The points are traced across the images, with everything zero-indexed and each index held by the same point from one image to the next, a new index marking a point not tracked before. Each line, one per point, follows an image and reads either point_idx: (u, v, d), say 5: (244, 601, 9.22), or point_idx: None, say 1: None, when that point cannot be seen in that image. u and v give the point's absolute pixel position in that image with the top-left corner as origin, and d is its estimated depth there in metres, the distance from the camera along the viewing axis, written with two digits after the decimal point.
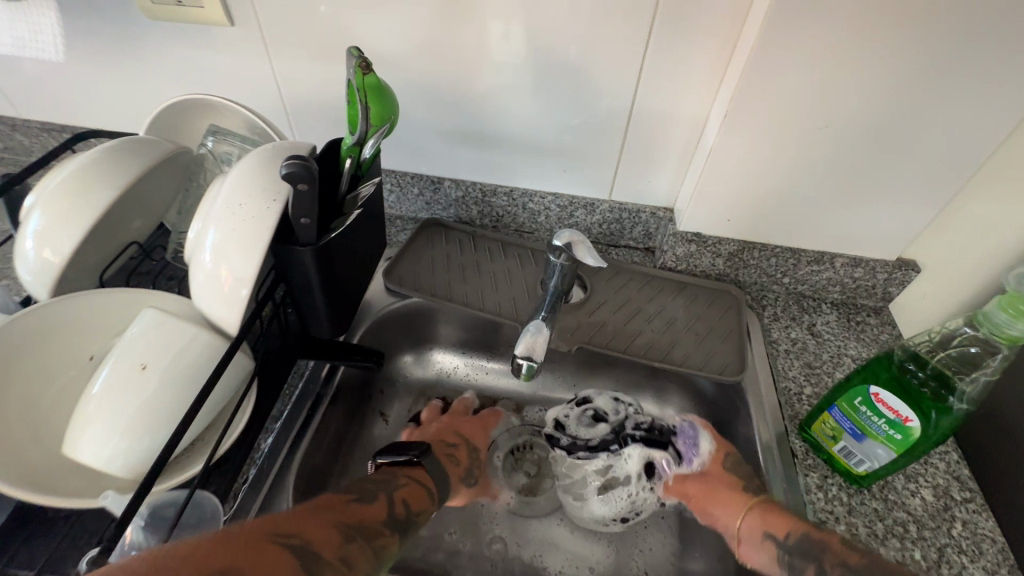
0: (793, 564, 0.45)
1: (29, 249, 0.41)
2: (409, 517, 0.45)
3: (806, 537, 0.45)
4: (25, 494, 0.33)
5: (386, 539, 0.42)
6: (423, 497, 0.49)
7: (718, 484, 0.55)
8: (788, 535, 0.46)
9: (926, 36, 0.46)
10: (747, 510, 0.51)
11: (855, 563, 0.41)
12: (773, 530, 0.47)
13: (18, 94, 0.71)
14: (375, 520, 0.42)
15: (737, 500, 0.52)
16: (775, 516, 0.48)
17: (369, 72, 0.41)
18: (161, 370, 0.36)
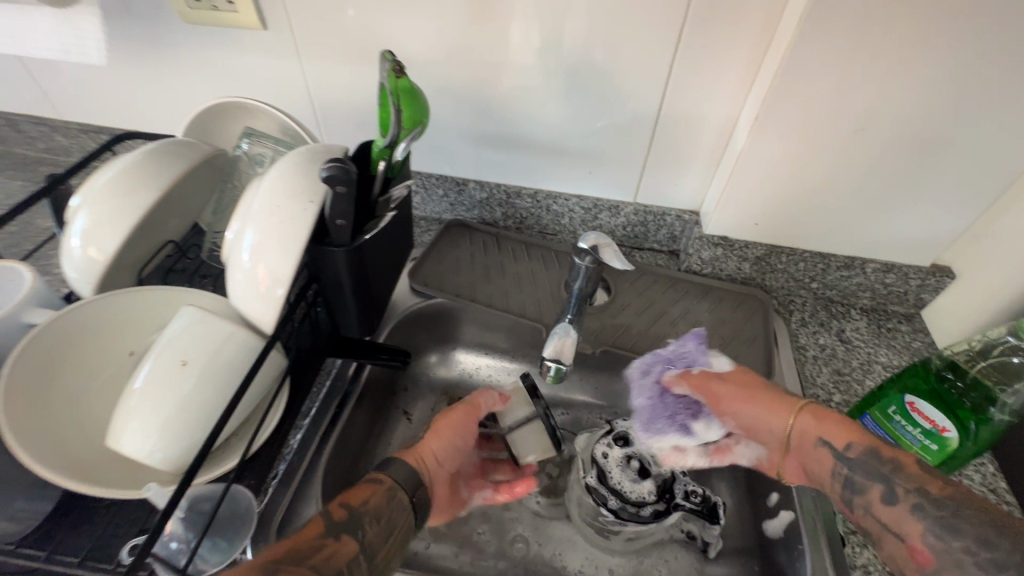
0: (852, 481, 0.37)
1: (74, 247, 0.42)
2: (355, 513, 0.37)
3: (870, 453, 0.37)
4: (73, 485, 0.34)
5: (332, 546, 0.35)
6: (374, 487, 0.40)
7: (743, 386, 0.46)
8: (850, 447, 0.38)
9: (969, 38, 0.45)
10: (798, 419, 0.41)
11: (934, 495, 0.32)
12: (830, 439, 0.39)
13: (59, 96, 0.73)
14: (311, 538, 0.35)
15: (779, 402, 0.43)
16: (834, 420, 0.40)
17: (403, 75, 0.42)
18: (201, 366, 0.37)
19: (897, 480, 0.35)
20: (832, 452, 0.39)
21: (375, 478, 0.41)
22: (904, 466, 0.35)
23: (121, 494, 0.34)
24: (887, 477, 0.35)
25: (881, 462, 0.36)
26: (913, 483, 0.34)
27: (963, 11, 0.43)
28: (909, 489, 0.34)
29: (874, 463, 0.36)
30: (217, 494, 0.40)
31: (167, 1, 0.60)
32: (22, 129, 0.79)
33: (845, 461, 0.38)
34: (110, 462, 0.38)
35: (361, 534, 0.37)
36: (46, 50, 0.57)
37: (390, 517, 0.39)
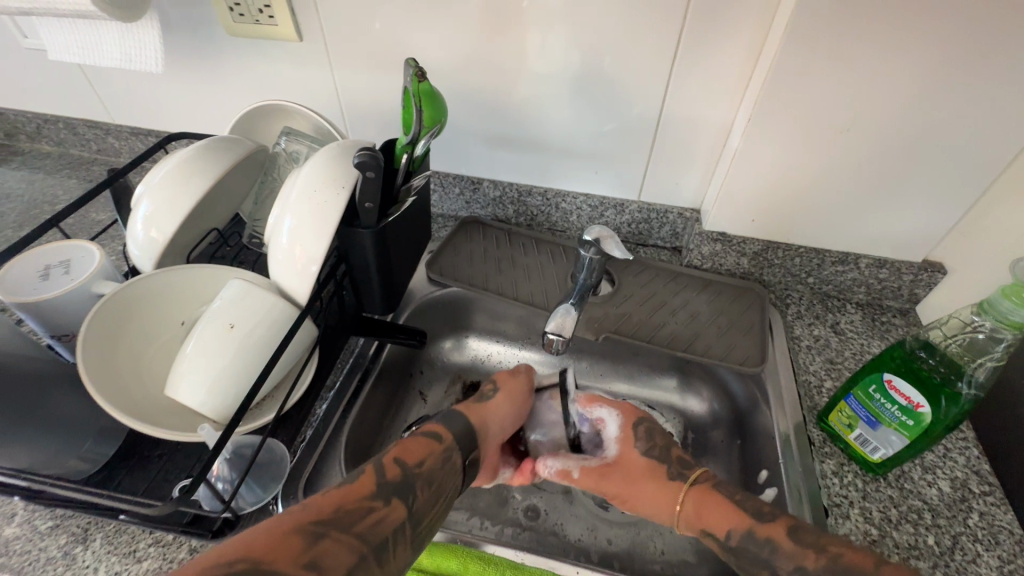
0: (743, 566, 0.41)
1: (139, 229, 0.49)
2: (408, 475, 0.39)
3: (748, 537, 0.41)
4: (138, 426, 0.39)
5: (380, 511, 0.36)
6: (431, 446, 0.42)
7: (634, 467, 0.50)
8: (731, 536, 0.42)
9: (947, 44, 0.48)
10: (678, 514, 0.46)
11: (811, 568, 0.37)
12: (712, 528, 0.43)
13: (113, 102, 0.81)
14: (360, 499, 0.36)
15: (661, 493, 0.48)
16: (710, 505, 0.44)
17: (424, 79, 0.47)
18: (246, 329, 0.43)
19: (778, 559, 0.39)
20: (716, 541, 0.43)
21: (439, 438, 0.43)
22: (778, 543, 0.40)
23: (184, 438, 0.41)
24: (769, 559, 0.40)
25: (759, 544, 0.40)
26: (791, 559, 0.39)
27: (941, 18, 0.46)
28: (791, 572, 0.38)
29: (756, 548, 0.40)
30: (254, 443, 0.48)
31: (214, 16, 0.66)
32: (80, 133, 0.87)
33: (729, 549, 0.42)
34: (165, 412, 0.43)
35: (412, 498, 0.38)
36: (110, 60, 0.65)
37: (440, 482, 0.40)
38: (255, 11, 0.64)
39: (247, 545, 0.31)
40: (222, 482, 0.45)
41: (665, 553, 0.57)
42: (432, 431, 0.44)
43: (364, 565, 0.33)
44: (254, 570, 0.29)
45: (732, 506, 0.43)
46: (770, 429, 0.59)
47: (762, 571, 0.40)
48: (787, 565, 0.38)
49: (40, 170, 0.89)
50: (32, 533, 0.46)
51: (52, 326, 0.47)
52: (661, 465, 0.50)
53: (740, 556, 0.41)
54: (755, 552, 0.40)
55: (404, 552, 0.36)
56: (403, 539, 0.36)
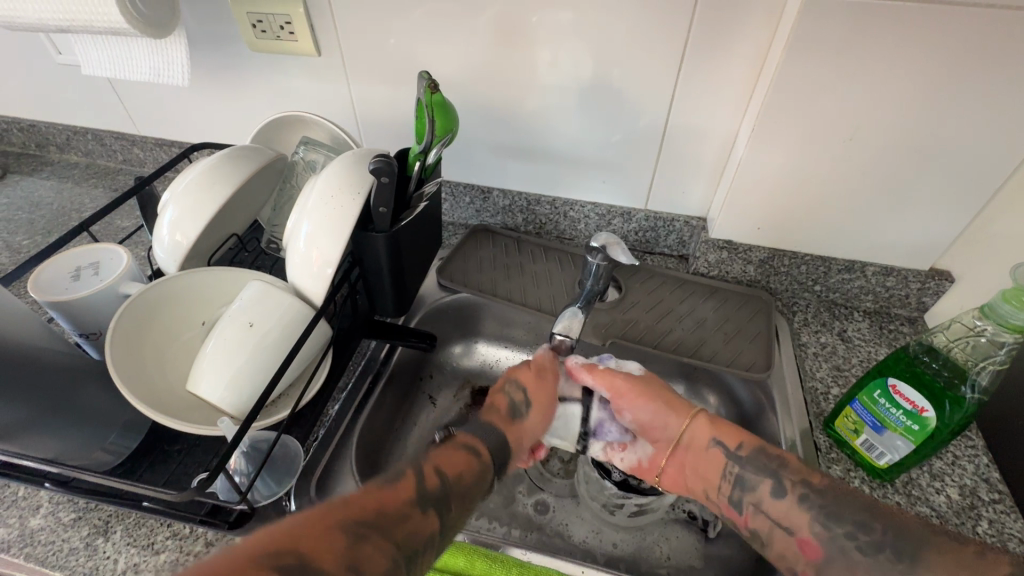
0: (743, 478, 0.43)
1: (165, 234, 0.51)
2: (446, 487, 0.39)
3: (761, 449, 0.43)
4: (161, 419, 0.41)
5: (415, 519, 0.36)
6: (471, 461, 0.42)
7: (649, 383, 0.52)
8: (742, 447, 0.44)
9: (947, 54, 0.49)
10: (685, 422, 0.48)
11: (815, 482, 0.40)
12: (722, 439, 0.45)
13: (139, 114, 0.85)
14: (399, 502, 0.36)
15: (673, 408, 0.49)
16: (725, 427, 0.46)
17: (436, 90, 0.49)
18: (264, 327, 0.44)
19: (783, 473, 0.41)
20: (725, 452, 0.45)
21: (476, 451, 0.43)
22: (787, 462, 0.42)
23: (204, 432, 0.43)
24: (776, 472, 0.42)
25: (769, 459, 0.42)
26: (797, 473, 0.41)
27: (942, 28, 0.47)
28: (795, 481, 0.40)
29: (765, 459, 0.43)
30: (271, 437, 0.50)
31: (238, 33, 0.70)
32: (107, 144, 0.91)
33: (738, 458, 0.44)
34: (185, 407, 0.45)
35: (446, 512, 0.38)
36: (139, 74, 0.68)
37: (472, 497, 0.40)
38: (277, 28, 0.66)
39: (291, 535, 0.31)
40: (239, 475, 0.47)
41: (672, 558, 0.57)
42: (472, 444, 0.43)
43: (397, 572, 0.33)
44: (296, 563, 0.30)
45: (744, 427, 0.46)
46: (776, 435, 0.59)
47: (764, 481, 0.42)
48: (792, 477, 0.41)
49: (69, 179, 0.93)
50: (56, 524, 0.48)
51: (80, 325, 0.49)
52: (665, 385, 0.52)
53: (749, 464, 0.43)
54: (764, 463, 0.42)
55: (430, 561, 0.36)
56: (431, 550, 0.36)
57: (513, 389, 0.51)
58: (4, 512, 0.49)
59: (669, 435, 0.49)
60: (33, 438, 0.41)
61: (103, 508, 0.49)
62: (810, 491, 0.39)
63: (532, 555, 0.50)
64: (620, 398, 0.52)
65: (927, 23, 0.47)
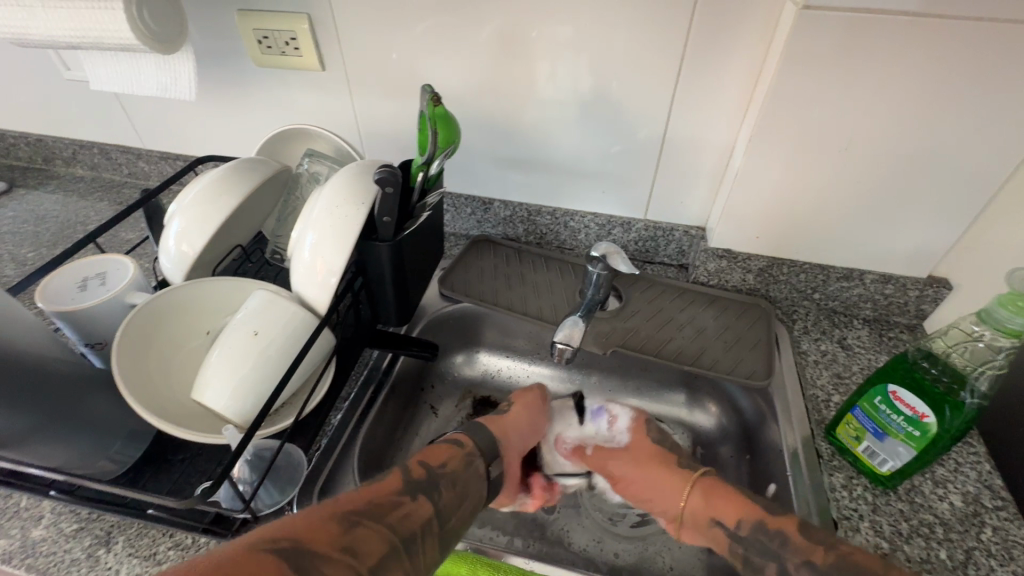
0: (750, 558, 0.45)
1: (171, 245, 0.52)
2: (433, 475, 0.42)
3: (760, 527, 0.45)
4: (169, 428, 0.42)
5: (408, 504, 0.38)
6: (455, 451, 0.46)
7: (647, 455, 0.58)
8: (741, 525, 0.46)
9: (937, 66, 0.50)
10: (683, 497, 0.51)
11: (819, 563, 0.40)
12: (721, 518, 0.48)
13: (145, 128, 0.86)
14: (389, 493, 0.39)
15: (666, 482, 0.54)
16: (718, 497, 0.49)
17: (438, 103, 0.50)
18: (268, 337, 0.45)
19: (786, 553, 0.42)
20: (726, 534, 0.47)
21: (461, 445, 0.47)
22: (789, 537, 0.43)
23: (209, 440, 0.43)
24: (778, 552, 0.43)
25: (769, 538, 0.44)
26: (801, 553, 0.42)
27: (932, 39, 0.48)
28: (800, 564, 0.41)
29: (767, 539, 0.44)
30: (274, 446, 0.50)
31: (244, 48, 0.71)
32: (112, 157, 0.92)
33: (738, 539, 0.46)
34: (189, 416, 0.46)
35: (437, 497, 0.40)
36: (148, 89, 0.69)
37: (463, 484, 0.43)
38: (282, 43, 0.68)
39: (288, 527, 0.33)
40: (242, 483, 0.47)
41: (674, 568, 0.56)
42: (457, 440, 0.48)
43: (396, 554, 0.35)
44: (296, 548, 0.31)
45: (743, 499, 0.47)
46: (779, 443, 0.59)
47: (769, 564, 0.43)
48: (796, 560, 0.41)
49: (74, 192, 0.94)
50: (58, 535, 0.48)
51: (87, 335, 0.49)
52: (663, 454, 0.57)
53: (749, 545, 0.45)
54: (766, 543, 0.44)
55: (432, 548, 0.38)
56: (431, 533, 0.38)
57: (503, 406, 0.59)
58: (6, 522, 0.49)
59: (668, 510, 0.53)
60: (39, 447, 0.42)
61: (106, 518, 0.49)
62: (816, 573, 0.40)
63: (535, 564, 0.50)
64: (619, 476, 0.58)
65: (918, 36, 0.48)
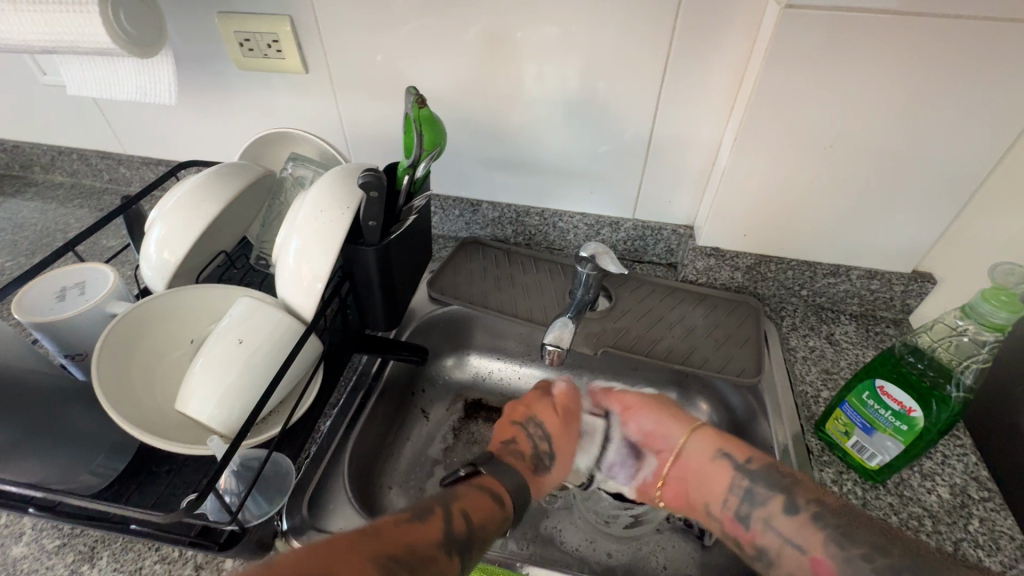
0: (755, 492, 0.45)
1: (152, 252, 0.51)
2: (471, 532, 0.40)
3: (774, 465, 0.46)
4: (152, 439, 0.41)
5: (441, 562, 0.37)
6: (493, 506, 0.44)
7: (662, 401, 0.59)
8: (751, 460, 0.48)
9: (917, 65, 0.50)
10: (690, 434, 0.53)
11: (830, 500, 0.42)
12: (731, 451, 0.49)
13: (125, 133, 0.85)
14: (427, 543, 0.38)
15: (678, 421, 0.55)
16: (727, 439, 0.51)
17: (423, 105, 0.50)
18: (254, 344, 0.44)
19: (796, 491, 0.44)
20: (734, 467, 0.48)
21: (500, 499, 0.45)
22: (796, 485, 0.45)
23: (194, 451, 0.42)
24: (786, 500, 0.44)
25: (782, 475, 0.45)
26: (810, 492, 0.44)
27: (912, 36, 0.49)
28: (809, 499, 0.43)
29: (777, 476, 0.45)
30: (262, 455, 0.49)
31: (225, 51, 0.70)
32: (91, 163, 0.90)
33: (747, 471, 0.47)
34: (173, 427, 0.45)
35: (468, 556, 0.39)
36: (126, 93, 0.67)
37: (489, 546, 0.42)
38: (264, 46, 0.67)
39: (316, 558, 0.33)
40: (229, 494, 0.46)
41: (667, 567, 0.56)
42: (496, 492, 0.45)
43: None
44: None
45: (757, 443, 0.49)
46: (769, 440, 0.59)
47: (776, 496, 0.44)
48: (806, 496, 0.43)
49: (52, 200, 0.92)
50: (40, 552, 0.47)
51: (65, 345, 0.48)
52: (679, 402, 0.59)
53: (756, 475, 0.46)
54: (777, 479, 0.45)
55: None
56: None
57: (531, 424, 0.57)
58: None
59: (669, 456, 0.53)
60: (18, 463, 0.40)
61: (89, 534, 0.48)
62: (824, 509, 0.42)
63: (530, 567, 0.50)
64: (631, 407, 0.59)
65: (898, 33, 0.49)
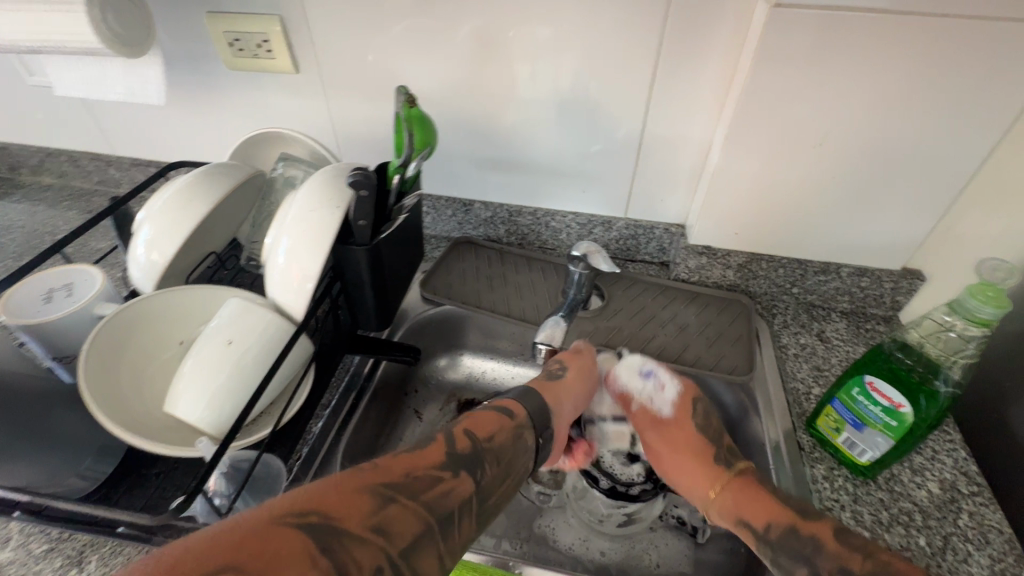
0: (779, 564, 0.42)
1: (141, 254, 0.51)
2: (477, 448, 0.39)
3: (790, 533, 0.42)
4: (141, 442, 0.41)
5: (449, 482, 0.35)
6: (504, 422, 0.42)
7: (682, 436, 0.54)
8: (771, 529, 0.43)
9: (902, 64, 0.51)
10: (712, 490, 0.50)
11: (856, 569, 0.38)
12: (750, 518, 0.45)
13: (114, 134, 0.84)
14: (429, 467, 0.36)
15: (701, 475, 0.51)
16: (748, 497, 0.47)
17: (413, 105, 0.50)
18: (243, 345, 0.44)
19: (820, 558, 0.40)
20: (754, 536, 0.44)
21: (512, 413, 0.44)
22: (822, 543, 0.40)
23: (183, 454, 0.42)
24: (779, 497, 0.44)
25: (802, 543, 0.41)
26: (834, 559, 0.39)
27: (898, 34, 0.49)
28: (834, 570, 0.38)
29: (799, 543, 0.41)
30: (253, 456, 0.49)
31: (214, 51, 0.69)
32: (81, 165, 0.89)
33: (766, 542, 0.43)
34: (161, 429, 0.44)
35: (480, 473, 0.37)
36: (114, 94, 0.67)
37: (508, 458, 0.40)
38: (254, 46, 0.67)
39: (316, 499, 0.30)
40: (218, 497, 0.45)
41: (660, 565, 0.56)
42: (506, 407, 0.44)
43: (431, 534, 0.32)
44: (323, 523, 0.29)
45: (771, 502, 0.45)
46: (762, 438, 0.60)
47: (800, 570, 0.40)
48: (830, 564, 0.39)
49: (41, 202, 0.91)
50: (28, 556, 0.46)
51: (54, 348, 0.47)
52: (705, 435, 0.54)
53: (777, 549, 0.42)
54: (797, 547, 0.41)
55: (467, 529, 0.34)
56: (468, 514, 0.35)
57: (553, 364, 0.56)
58: None
59: (698, 506, 0.51)
60: None
61: (78, 538, 0.47)
62: None
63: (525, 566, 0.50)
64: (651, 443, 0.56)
65: (886, 32, 0.49)
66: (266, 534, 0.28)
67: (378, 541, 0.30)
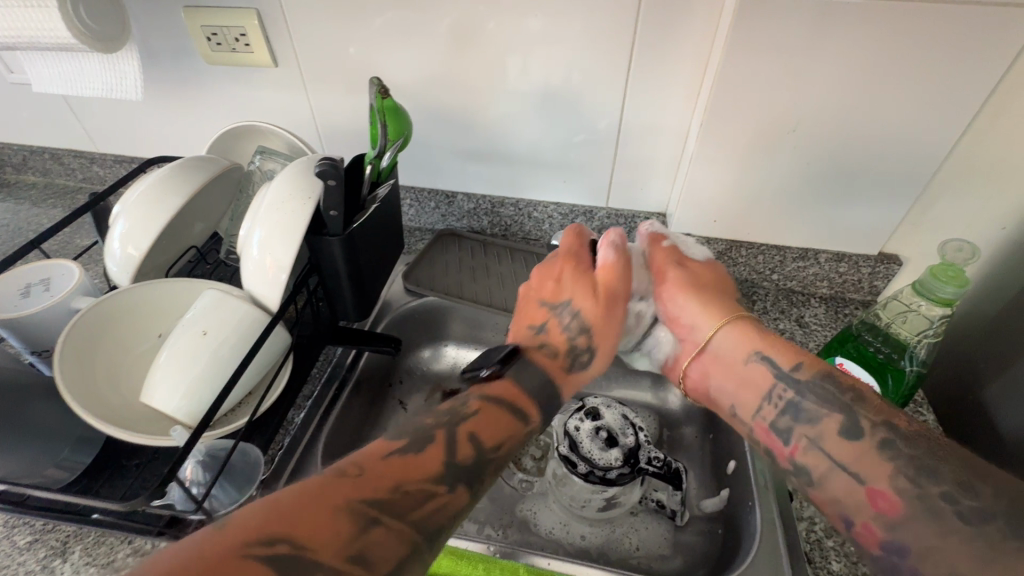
0: (801, 408, 0.42)
1: (117, 248, 0.51)
2: (481, 456, 0.39)
3: (828, 379, 0.42)
4: (116, 432, 0.41)
5: (443, 495, 0.36)
6: (514, 427, 0.43)
7: (708, 277, 0.55)
8: (798, 371, 0.43)
9: (871, 49, 0.51)
10: (723, 328, 0.49)
11: (902, 427, 0.38)
12: (777, 362, 0.45)
13: (96, 132, 0.84)
14: (423, 479, 0.36)
15: (710, 310, 0.51)
16: (776, 345, 0.46)
17: (386, 96, 0.50)
18: (218, 336, 0.44)
19: (856, 422, 0.39)
20: (772, 374, 0.45)
21: (522, 413, 0.44)
22: (858, 406, 0.40)
23: (159, 443, 0.43)
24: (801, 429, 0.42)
25: (839, 390, 0.41)
26: (877, 423, 0.38)
27: (865, 19, 0.50)
28: (877, 427, 0.38)
29: (831, 390, 0.42)
30: (229, 444, 0.50)
31: (192, 46, 0.70)
32: (64, 162, 0.89)
33: (794, 382, 0.43)
34: (138, 420, 0.45)
35: (478, 485, 0.38)
36: (92, 90, 0.67)
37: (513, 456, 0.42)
38: (232, 40, 0.67)
39: (285, 522, 0.30)
40: (196, 483, 0.47)
41: (639, 549, 0.57)
42: (519, 407, 0.44)
43: (418, 555, 0.33)
44: (295, 553, 0.29)
45: (803, 351, 0.45)
46: None
47: (831, 417, 0.40)
48: (874, 420, 0.38)
49: (25, 200, 0.91)
50: (11, 548, 0.47)
51: (33, 342, 0.48)
52: (727, 284, 0.55)
53: (802, 391, 0.43)
54: (833, 395, 0.41)
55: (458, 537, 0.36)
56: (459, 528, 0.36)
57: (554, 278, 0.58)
58: None
59: (695, 337, 0.52)
60: None
61: (61, 529, 0.48)
62: (898, 452, 0.36)
63: (504, 550, 0.50)
64: (666, 280, 0.55)
65: (855, 18, 0.50)
66: (227, 567, 0.27)
67: (358, 570, 0.30)
